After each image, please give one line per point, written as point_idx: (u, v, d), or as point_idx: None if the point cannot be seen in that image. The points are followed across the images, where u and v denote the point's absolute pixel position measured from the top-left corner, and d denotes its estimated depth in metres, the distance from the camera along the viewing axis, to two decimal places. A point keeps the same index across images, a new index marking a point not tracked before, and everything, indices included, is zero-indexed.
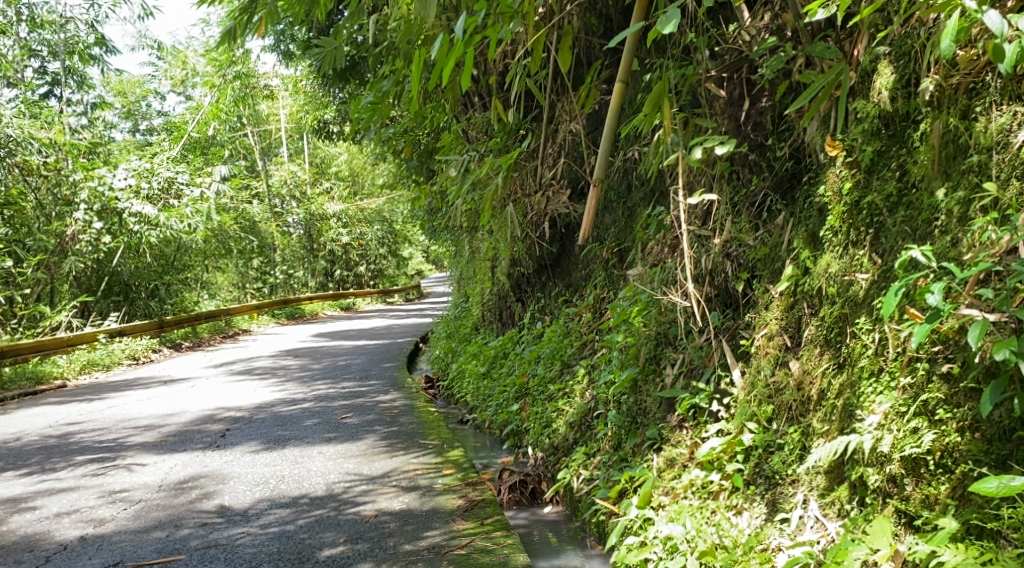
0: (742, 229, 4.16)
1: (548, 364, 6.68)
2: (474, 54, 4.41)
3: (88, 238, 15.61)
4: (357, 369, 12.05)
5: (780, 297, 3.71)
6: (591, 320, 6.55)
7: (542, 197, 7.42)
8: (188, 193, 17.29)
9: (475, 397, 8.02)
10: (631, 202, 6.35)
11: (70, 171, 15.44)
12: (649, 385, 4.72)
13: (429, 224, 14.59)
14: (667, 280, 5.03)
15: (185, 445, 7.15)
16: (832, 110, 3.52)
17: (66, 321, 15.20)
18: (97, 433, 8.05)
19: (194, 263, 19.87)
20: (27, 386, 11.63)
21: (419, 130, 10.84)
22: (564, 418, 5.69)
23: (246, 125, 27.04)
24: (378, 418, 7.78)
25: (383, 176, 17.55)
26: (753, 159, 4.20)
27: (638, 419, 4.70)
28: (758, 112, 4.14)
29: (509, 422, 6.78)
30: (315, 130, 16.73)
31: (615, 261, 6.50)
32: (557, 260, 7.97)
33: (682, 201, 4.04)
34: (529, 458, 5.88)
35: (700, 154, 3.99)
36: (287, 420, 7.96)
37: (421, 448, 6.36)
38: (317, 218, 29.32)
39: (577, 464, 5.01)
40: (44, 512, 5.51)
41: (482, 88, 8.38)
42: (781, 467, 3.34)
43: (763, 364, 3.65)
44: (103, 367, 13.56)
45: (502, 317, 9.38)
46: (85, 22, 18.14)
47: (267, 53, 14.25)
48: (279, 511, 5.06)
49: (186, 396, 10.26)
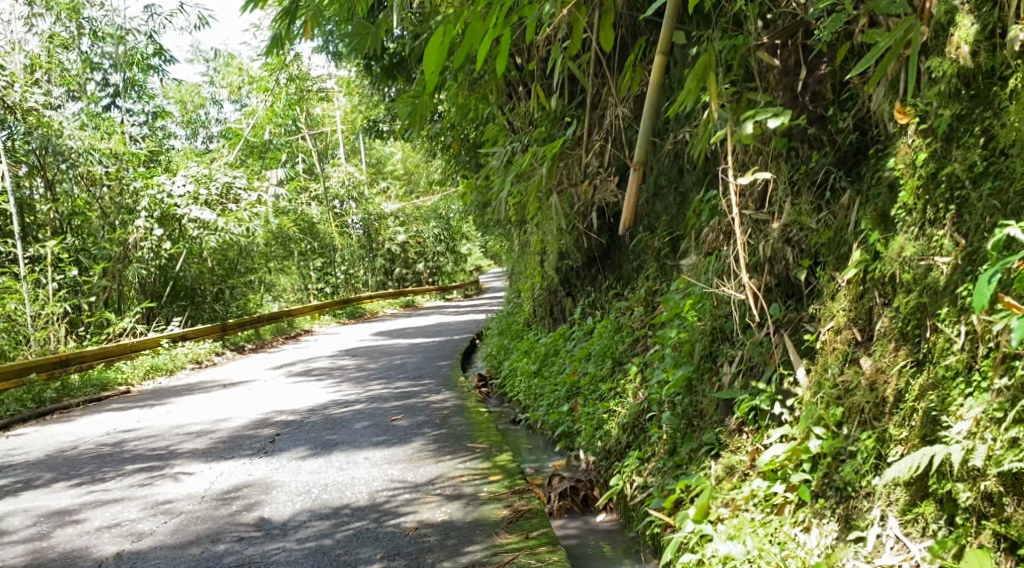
0: (803, 211, 3.78)
1: (599, 362, 6.34)
2: (507, 37, 3.96)
3: (150, 245, 15.57)
4: (411, 368, 11.81)
5: (848, 285, 3.32)
6: (644, 314, 6.19)
7: (590, 185, 7.13)
8: (246, 197, 17.42)
9: (527, 396, 7.71)
10: (683, 187, 5.99)
11: (131, 179, 15.55)
12: (705, 384, 4.36)
13: (482, 219, 14.30)
14: (723, 270, 4.72)
15: (234, 451, 6.88)
16: (902, 73, 3.08)
17: (131, 327, 15.03)
18: (150, 440, 7.85)
19: (257, 266, 19.93)
20: (93, 392, 11.63)
21: (465, 124, 10.56)
22: (616, 420, 5.34)
23: (303, 129, 27.03)
24: (428, 420, 7.50)
25: (436, 173, 17.35)
26: (812, 133, 3.79)
27: (695, 421, 4.35)
28: (817, 80, 3.76)
29: (560, 423, 6.45)
30: (367, 130, 16.61)
31: (668, 251, 6.14)
32: (606, 252, 7.62)
33: (735, 181, 3.64)
34: (581, 463, 5.54)
35: (752, 129, 3.56)
36: (336, 424, 7.72)
37: (469, 451, 6.06)
38: (375, 217, 29.24)
39: (630, 471, 4.65)
40: (87, 526, 5.20)
41: (523, 78, 8.10)
42: (854, 477, 2.95)
43: (831, 362, 3.27)
44: (166, 372, 13.54)
45: (553, 313, 9.05)
46: (143, 34, 18.30)
47: (316, 54, 14.19)
48: (317, 524, 4.77)
49: (240, 400, 10.08)
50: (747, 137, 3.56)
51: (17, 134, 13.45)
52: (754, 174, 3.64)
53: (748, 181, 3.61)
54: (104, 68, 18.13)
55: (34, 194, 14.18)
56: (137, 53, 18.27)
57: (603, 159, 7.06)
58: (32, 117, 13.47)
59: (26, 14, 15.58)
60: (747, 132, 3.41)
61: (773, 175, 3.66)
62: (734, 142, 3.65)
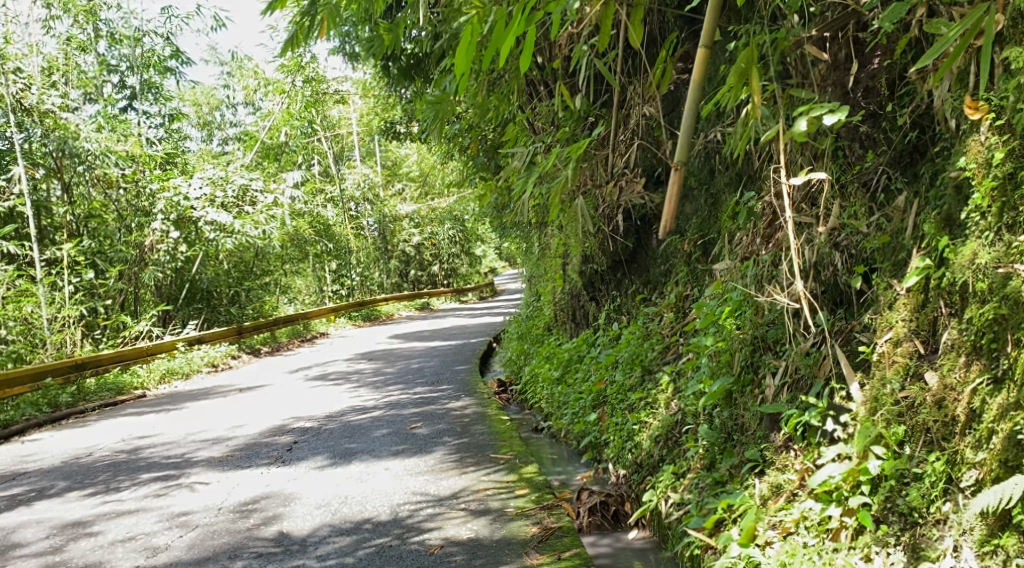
0: (856, 214, 3.57)
1: (626, 370, 6.12)
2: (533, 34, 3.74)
3: (166, 247, 15.34)
4: (429, 372, 11.62)
5: (908, 294, 3.12)
6: (675, 321, 5.98)
7: (615, 186, 6.88)
8: (262, 200, 17.20)
9: (549, 403, 7.50)
10: (715, 188, 5.79)
11: (148, 181, 15.44)
12: (746, 397, 4.15)
13: (499, 221, 14.09)
14: (761, 276, 4.51)
15: (251, 460, 6.69)
16: (970, 64, 2.86)
17: (147, 330, 14.90)
18: (166, 447, 7.67)
19: (272, 269, 19.81)
20: (109, 397, 11.47)
21: (484, 125, 10.35)
22: (647, 432, 5.12)
23: (319, 131, 26.87)
24: (449, 428, 7.30)
25: (453, 174, 17.15)
26: (865, 131, 3.60)
27: (734, 435, 4.16)
28: (868, 75, 3.55)
29: (586, 433, 6.24)
30: (383, 130, 16.31)
31: (699, 255, 5.91)
32: (632, 256, 7.39)
33: (787, 181, 3.41)
34: (610, 475, 5.34)
35: (804, 127, 3.34)
36: (355, 432, 7.53)
37: (493, 462, 5.85)
38: (390, 219, 29.06)
39: (664, 486, 4.42)
40: (101, 540, 4.96)
41: (546, 77, 7.90)
42: (921, 503, 2.79)
43: (890, 377, 3.07)
44: (182, 376, 13.40)
45: (575, 317, 8.84)
46: (160, 36, 18.21)
47: (332, 55, 14.02)
48: (338, 540, 4.57)
49: (256, 405, 9.90)
50: (799, 134, 3.35)
51: (34, 137, 13.33)
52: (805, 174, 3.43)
53: (800, 182, 3.38)
54: (121, 69, 18.00)
55: (51, 195, 14.12)
56: (154, 55, 18.12)
57: (630, 160, 6.86)
58: (48, 119, 13.34)
59: (43, 16, 15.47)
60: (799, 131, 3.20)
61: (826, 175, 3.45)
62: (782, 141, 3.45)
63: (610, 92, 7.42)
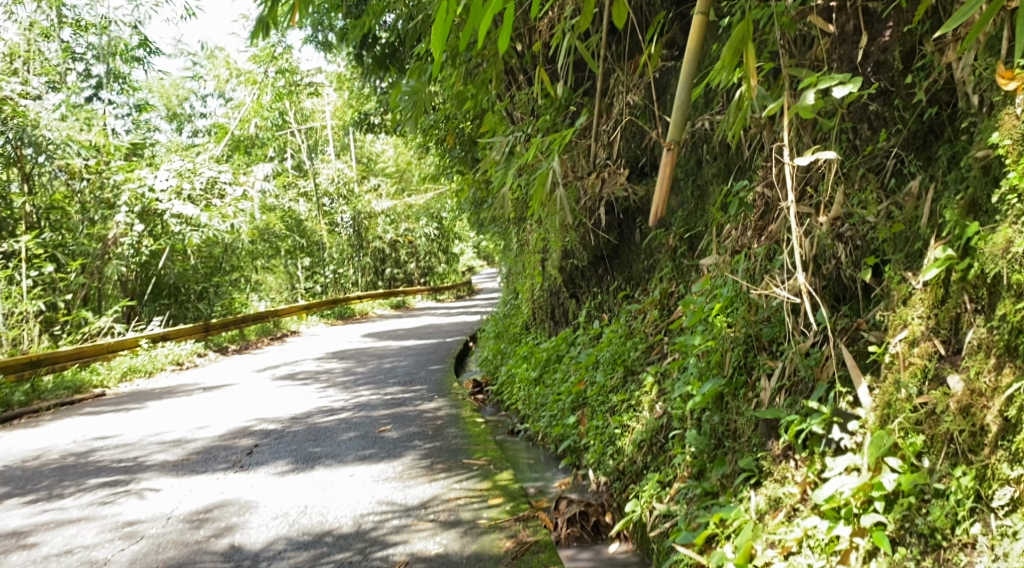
0: (866, 201, 3.28)
1: (608, 370, 5.81)
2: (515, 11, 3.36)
3: (130, 241, 14.92)
4: (402, 372, 11.24)
5: (925, 289, 2.85)
6: (658, 319, 5.65)
7: (597, 178, 6.56)
8: (231, 192, 16.58)
9: (526, 405, 7.18)
10: (702, 179, 5.50)
11: (112, 172, 14.88)
12: (739, 401, 3.83)
13: (476, 217, 13.71)
14: (752, 269, 4.23)
15: (207, 465, 6.32)
16: (1004, 30, 2.65)
17: (109, 326, 14.39)
18: (121, 450, 7.24)
19: (242, 264, 19.32)
20: (65, 396, 11.00)
21: (461, 117, 9.99)
22: (630, 437, 4.83)
23: (291, 123, 26.23)
24: (420, 431, 6.94)
25: (429, 169, 16.71)
26: (874, 110, 3.34)
27: (725, 442, 3.84)
28: (879, 49, 3.32)
29: (565, 437, 5.92)
30: (356, 123, 15.68)
31: (685, 249, 5.61)
32: (615, 251, 7.05)
33: (793, 160, 3.10)
34: (591, 483, 5.03)
35: (812, 99, 3.05)
36: (321, 435, 7.15)
37: (465, 469, 5.51)
38: (364, 215, 28.47)
39: (650, 496, 4.13)
40: (37, 553, 4.54)
41: (525, 65, 7.58)
42: (945, 523, 2.50)
43: (906, 381, 2.79)
44: (145, 374, 12.93)
45: (554, 316, 8.51)
46: (128, 24, 17.61)
47: (304, 45, 13.56)
48: (295, 556, 4.20)
49: (221, 405, 9.48)
50: (808, 107, 3.03)
51: None
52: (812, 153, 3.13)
53: (805, 163, 3.06)
54: (86, 58, 17.39)
55: (10, 186, 13.67)
56: (121, 44, 17.54)
57: (613, 150, 6.58)
58: (8, 106, 12.86)
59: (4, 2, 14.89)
60: (809, 102, 2.89)
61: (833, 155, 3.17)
62: (788, 116, 3.14)
63: (592, 79, 7.14)
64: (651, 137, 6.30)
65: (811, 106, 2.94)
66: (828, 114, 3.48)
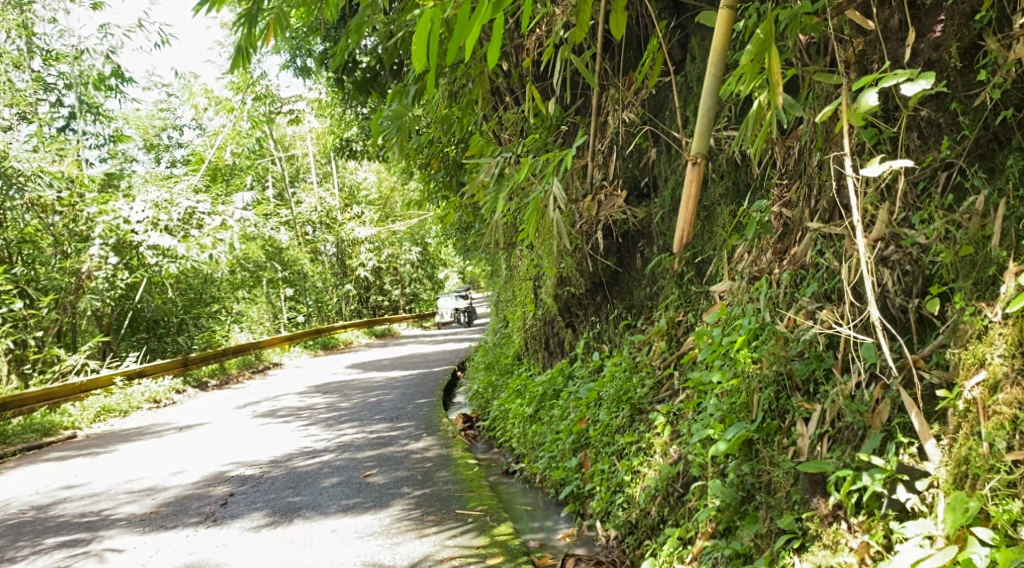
0: (922, 221, 2.96)
1: (612, 408, 5.33)
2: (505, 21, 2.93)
3: (104, 275, 14.31)
4: (388, 406, 10.76)
5: (1007, 323, 2.51)
6: (666, 351, 5.18)
7: (593, 201, 6.12)
8: (210, 222, 16.22)
9: (523, 443, 6.72)
10: (708, 199, 5.08)
11: (84, 205, 14.23)
12: (772, 449, 3.38)
13: (462, 242, 13.26)
14: (776, 298, 3.82)
15: (177, 519, 5.85)
16: None
17: (82, 364, 13.82)
18: (88, 500, 6.57)
19: (223, 295, 18.76)
20: (33, 439, 10.46)
21: (445, 138, 9.55)
22: (642, 484, 4.40)
23: (271, 150, 25.76)
24: (409, 475, 6.48)
25: (413, 194, 16.22)
26: (925, 117, 2.99)
27: (756, 496, 3.40)
28: (930, 46, 2.97)
29: (567, 481, 5.46)
30: (337, 149, 15.17)
31: (694, 275, 5.14)
32: (614, 277, 6.50)
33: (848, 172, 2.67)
34: (599, 536, 4.60)
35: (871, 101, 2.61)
36: (302, 481, 6.68)
37: (459, 520, 5.05)
38: (348, 243, 27.85)
39: (670, 556, 3.69)
40: None
41: (512, 83, 7.10)
42: None
43: (992, 433, 2.43)
44: (120, 414, 12.39)
45: (549, 346, 8.01)
46: (101, 53, 17.12)
47: (283, 71, 13.08)
48: None
49: (198, 446, 8.97)
50: (865, 109, 2.62)
51: None
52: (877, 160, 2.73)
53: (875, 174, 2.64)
54: (58, 88, 16.88)
55: None
56: (94, 73, 16.99)
57: (609, 171, 6.20)
58: None
59: None
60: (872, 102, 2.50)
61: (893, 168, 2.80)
62: (842, 121, 2.73)
63: (586, 95, 6.66)
64: (650, 156, 5.87)
65: (873, 107, 2.56)
66: (879, 119, 3.13)
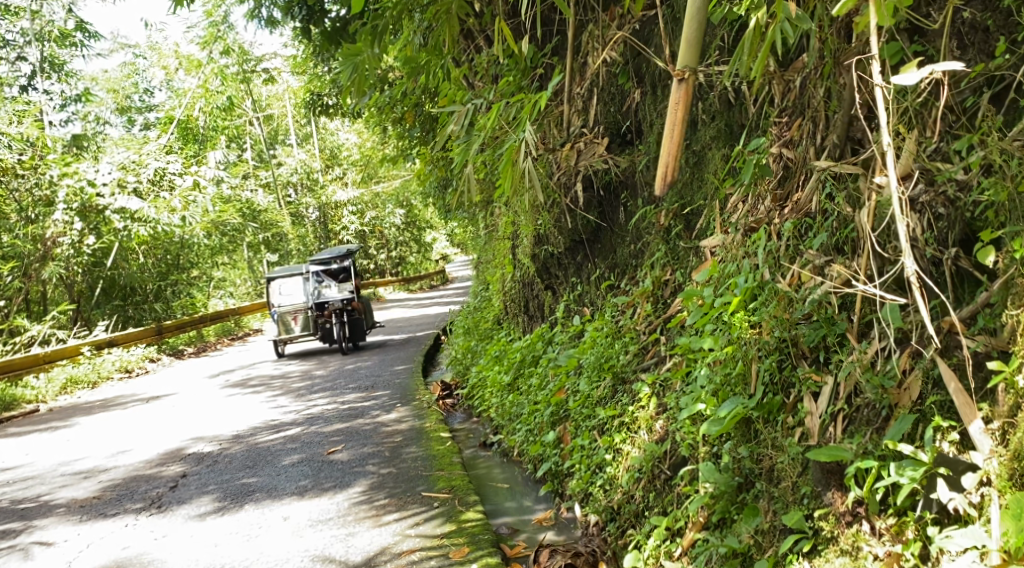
0: (960, 150, 2.48)
1: (593, 377, 4.80)
2: None
3: (70, 241, 13.60)
4: (364, 374, 10.22)
5: None
6: (652, 314, 4.64)
7: (571, 150, 5.55)
8: (181, 183, 15.26)
9: (500, 414, 6.20)
10: (697, 142, 4.52)
11: (46, 166, 13.26)
12: (775, 430, 2.86)
13: (442, 201, 12.61)
14: (775, 251, 3.30)
15: (118, 505, 5.32)
16: None
17: (47, 334, 13.26)
18: (24, 485, 6.04)
19: (200, 260, 18.11)
20: None
21: (417, 89, 8.87)
22: (624, 464, 3.89)
23: (247, 112, 24.91)
24: (376, 451, 5.96)
25: (391, 152, 15.46)
26: (968, 23, 2.52)
27: (755, 483, 2.89)
28: None
29: (544, 457, 4.95)
30: (310, 105, 14.36)
31: (681, 229, 4.60)
32: (595, 234, 5.94)
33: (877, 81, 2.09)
34: (577, 523, 4.10)
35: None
36: (262, 459, 6.15)
37: (424, 504, 4.55)
38: (331, 206, 27.13)
39: (658, 552, 3.19)
40: None
41: (484, 24, 6.46)
42: None
43: None
44: (87, 385, 11.84)
45: (528, 310, 7.45)
46: (62, 7, 16.22)
47: (250, 21, 12.29)
48: None
49: (158, 420, 8.43)
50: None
51: None
52: (913, 65, 2.08)
53: (914, 80, 1.99)
54: (18, 45, 16.06)
55: None
56: (54, 29, 16.08)
57: (589, 117, 5.62)
58: None
59: None
60: None
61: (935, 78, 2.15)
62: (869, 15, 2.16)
63: (562, 33, 6.03)
64: (634, 98, 5.30)
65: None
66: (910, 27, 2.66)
